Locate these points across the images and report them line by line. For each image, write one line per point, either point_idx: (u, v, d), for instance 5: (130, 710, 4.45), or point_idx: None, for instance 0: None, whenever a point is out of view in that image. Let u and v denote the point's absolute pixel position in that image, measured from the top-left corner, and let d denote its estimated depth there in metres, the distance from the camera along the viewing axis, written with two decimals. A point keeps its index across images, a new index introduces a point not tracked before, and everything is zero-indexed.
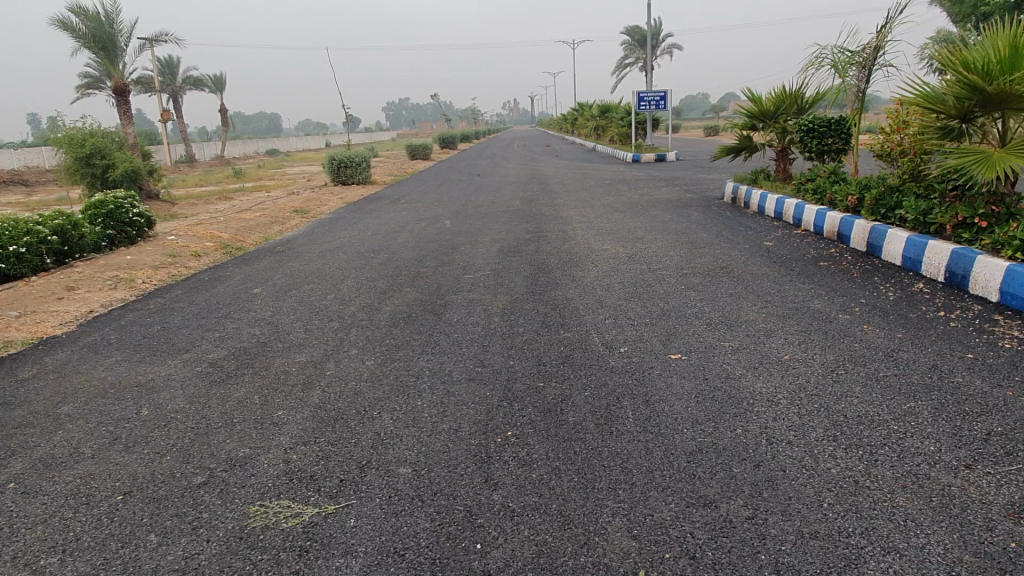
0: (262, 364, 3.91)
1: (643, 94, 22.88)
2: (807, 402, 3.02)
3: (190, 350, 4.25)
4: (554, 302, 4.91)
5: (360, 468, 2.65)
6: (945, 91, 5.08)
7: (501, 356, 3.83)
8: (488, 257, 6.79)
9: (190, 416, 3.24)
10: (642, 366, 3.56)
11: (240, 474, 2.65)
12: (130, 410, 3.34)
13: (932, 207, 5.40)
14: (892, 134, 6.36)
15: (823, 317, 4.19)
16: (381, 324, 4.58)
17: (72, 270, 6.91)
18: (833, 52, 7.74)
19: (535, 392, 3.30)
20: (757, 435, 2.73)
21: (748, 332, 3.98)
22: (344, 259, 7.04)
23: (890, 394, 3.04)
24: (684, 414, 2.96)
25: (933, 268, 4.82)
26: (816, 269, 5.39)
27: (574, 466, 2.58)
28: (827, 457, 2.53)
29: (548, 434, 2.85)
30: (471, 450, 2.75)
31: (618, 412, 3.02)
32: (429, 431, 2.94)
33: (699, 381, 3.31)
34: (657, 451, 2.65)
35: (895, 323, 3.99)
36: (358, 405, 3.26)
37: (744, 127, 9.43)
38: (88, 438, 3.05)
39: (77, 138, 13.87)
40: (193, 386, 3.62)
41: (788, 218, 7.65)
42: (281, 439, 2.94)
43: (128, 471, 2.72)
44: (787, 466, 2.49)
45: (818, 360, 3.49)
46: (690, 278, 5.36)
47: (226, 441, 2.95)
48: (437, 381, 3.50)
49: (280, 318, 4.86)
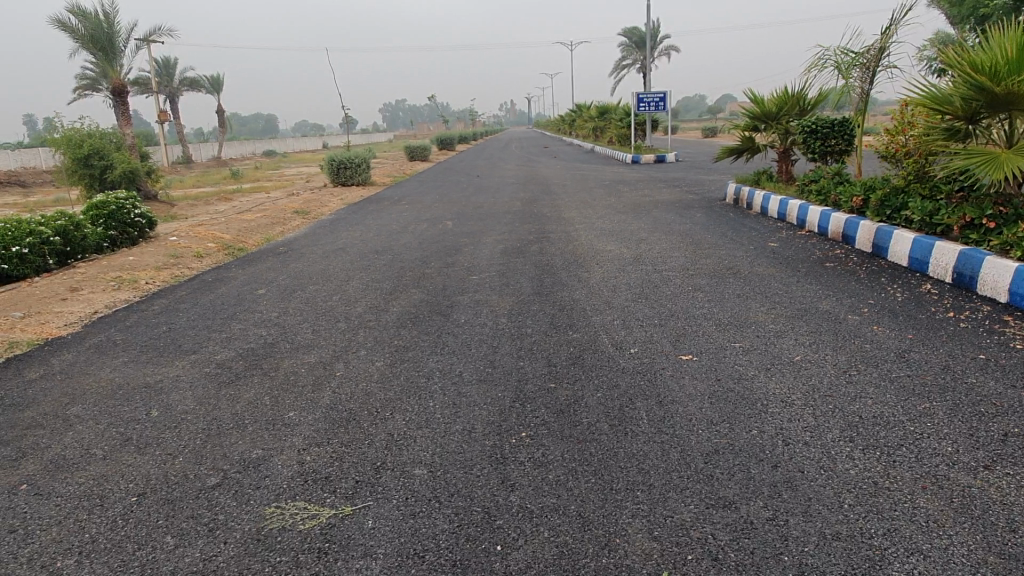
0: (272, 364, 3.90)
1: (642, 96, 22.90)
2: (822, 402, 3.01)
3: (197, 350, 4.23)
4: (561, 303, 4.91)
5: (375, 469, 2.64)
6: (952, 92, 5.09)
7: (511, 356, 3.83)
8: (492, 258, 6.78)
9: (201, 417, 3.22)
10: (653, 366, 3.55)
11: (255, 475, 2.63)
12: (140, 412, 3.32)
13: (938, 208, 5.41)
14: (897, 134, 6.36)
15: (831, 317, 4.19)
16: (389, 325, 4.57)
17: (75, 270, 6.88)
18: (836, 54, 7.76)
19: (547, 392, 3.30)
20: (773, 436, 2.73)
21: (758, 332, 3.98)
22: (348, 260, 7.03)
23: (904, 395, 3.04)
24: (698, 415, 2.95)
25: (939, 269, 4.83)
26: (822, 270, 5.39)
27: (591, 467, 2.57)
28: (845, 458, 2.53)
29: (563, 435, 2.84)
30: (486, 451, 2.74)
31: (631, 413, 3.02)
32: (443, 432, 2.93)
33: (711, 382, 3.30)
34: (674, 452, 2.64)
35: (904, 323, 3.99)
36: (370, 406, 3.25)
37: (746, 128, 9.43)
38: (98, 439, 3.03)
39: (76, 138, 13.85)
40: (202, 387, 3.60)
41: (791, 219, 7.65)
42: (294, 440, 2.93)
43: (141, 473, 2.70)
44: (805, 467, 2.48)
45: (830, 361, 3.49)
46: (696, 279, 5.36)
47: (239, 441, 2.93)
48: (448, 382, 3.50)
49: (286, 319, 4.85)
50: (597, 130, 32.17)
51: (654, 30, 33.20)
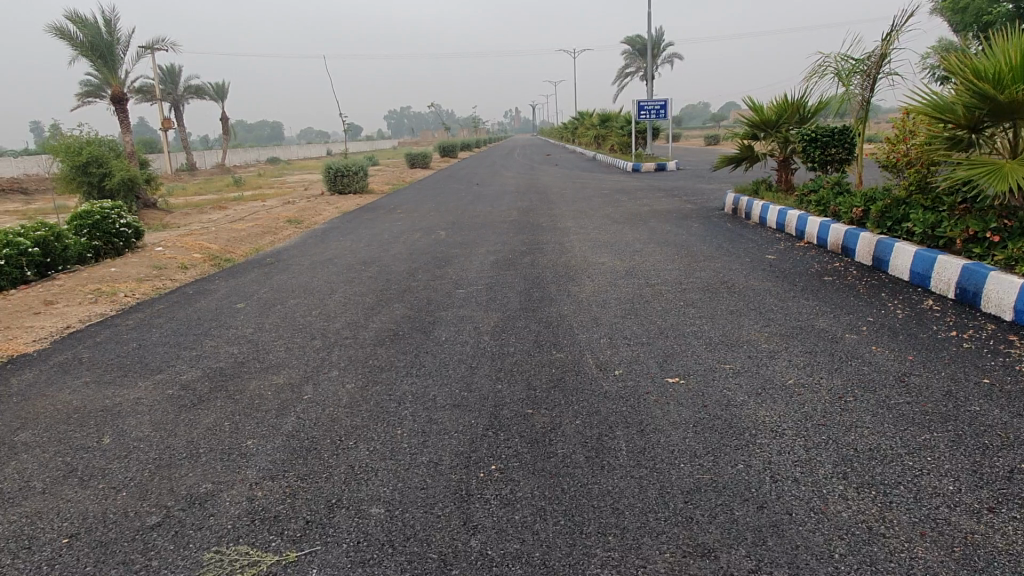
0: (237, 386, 3.70)
1: (642, 103, 22.72)
2: (814, 432, 2.81)
3: (164, 370, 4.05)
4: (548, 320, 4.70)
5: (329, 508, 2.44)
6: (954, 100, 4.89)
7: (489, 379, 3.62)
8: (481, 270, 6.60)
9: (155, 446, 3.03)
10: (638, 391, 3.34)
11: (199, 514, 2.44)
12: (92, 439, 3.13)
13: (940, 219, 5.19)
14: (899, 143, 6.14)
15: (829, 337, 3.98)
16: (365, 343, 4.38)
17: (53, 283, 6.73)
18: (837, 60, 7.56)
19: (523, 419, 3.10)
20: (760, 471, 2.52)
21: (750, 353, 3.77)
22: (333, 272, 6.83)
23: (902, 424, 2.83)
24: (681, 446, 2.75)
25: (942, 284, 4.62)
26: (820, 285, 5.18)
27: (562, 506, 2.37)
28: (837, 499, 2.32)
29: (535, 468, 2.64)
30: (451, 487, 2.54)
31: (610, 443, 2.82)
32: (407, 464, 2.74)
33: (698, 410, 3.09)
34: (651, 490, 2.44)
35: (905, 343, 3.78)
36: (333, 434, 3.05)
37: (745, 136, 9.20)
38: (41, 470, 2.85)
39: (74, 145, 13.70)
40: (161, 411, 3.42)
41: (790, 229, 7.43)
42: (247, 472, 2.74)
43: (78, 510, 2.52)
44: (794, 509, 2.28)
45: (826, 385, 3.28)
46: (689, 294, 5.15)
47: (189, 475, 2.74)
48: (420, 408, 3.29)
49: (261, 336, 4.65)
50: (598, 138, 31.96)
51: (657, 38, 33.23)
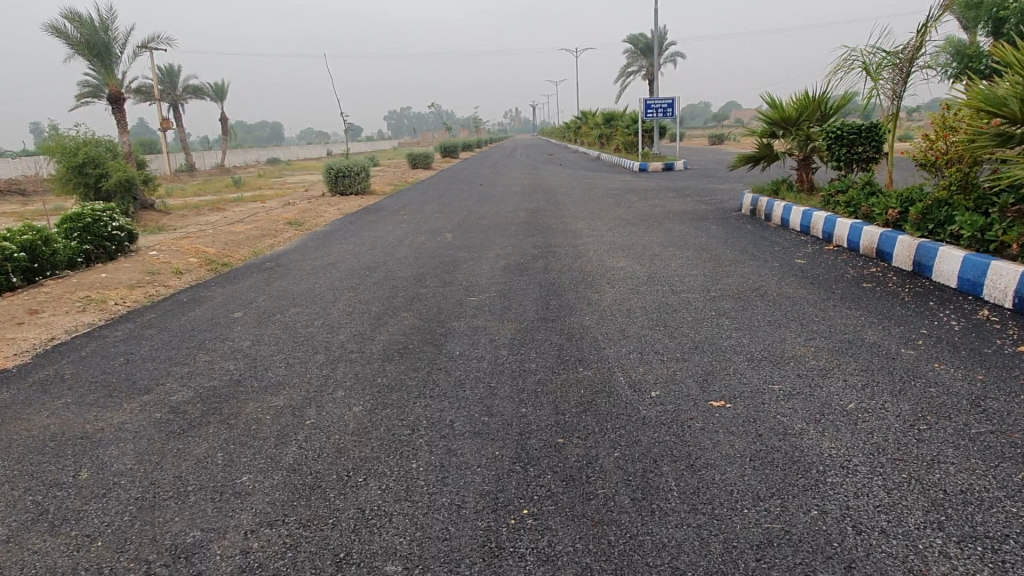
0: (232, 409, 3.35)
1: (648, 103, 22.39)
2: (892, 470, 2.44)
3: (153, 389, 3.69)
4: (570, 332, 4.34)
5: (336, 564, 2.09)
6: (1009, 93, 4.49)
7: (512, 402, 3.25)
8: (492, 276, 6.24)
9: (138, 481, 2.68)
10: (679, 417, 2.98)
11: (185, 572, 2.09)
12: (67, 474, 2.77)
13: (990, 221, 4.81)
14: (938, 140, 5.79)
15: (883, 352, 3.62)
16: (373, 357, 4.03)
17: (40, 290, 6.37)
18: (865, 54, 7.18)
19: (554, 451, 2.74)
20: (839, 519, 2.17)
21: (800, 371, 3.41)
22: (337, 278, 6.47)
23: (992, 458, 2.47)
24: (740, 486, 2.40)
25: (997, 292, 4.25)
26: (860, 292, 4.82)
27: (612, 564, 2.02)
28: (939, 557, 1.96)
29: (574, 514, 2.28)
30: (478, 538, 2.18)
31: (657, 481, 2.46)
32: (426, 507, 2.38)
33: (752, 439, 2.73)
34: (714, 544, 2.08)
35: (970, 360, 3.41)
36: (339, 468, 2.69)
37: (763, 135, 8.79)
38: (8, 512, 2.50)
39: (69, 145, 13.30)
40: (147, 439, 3.06)
41: (816, 231, 7.06)
42: (242, 518, 2.37)
43: (46, 565, 2.16)
44: (888, 571, 1.92)
45: (893, 410, 2.92)
46: (720, 302, 4.80)
47: (175, 520, 2.38)
48: (437, 436, 2.93)
49: (259, 350, 4.30)
50: (603, 138, 31.65)
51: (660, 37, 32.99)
